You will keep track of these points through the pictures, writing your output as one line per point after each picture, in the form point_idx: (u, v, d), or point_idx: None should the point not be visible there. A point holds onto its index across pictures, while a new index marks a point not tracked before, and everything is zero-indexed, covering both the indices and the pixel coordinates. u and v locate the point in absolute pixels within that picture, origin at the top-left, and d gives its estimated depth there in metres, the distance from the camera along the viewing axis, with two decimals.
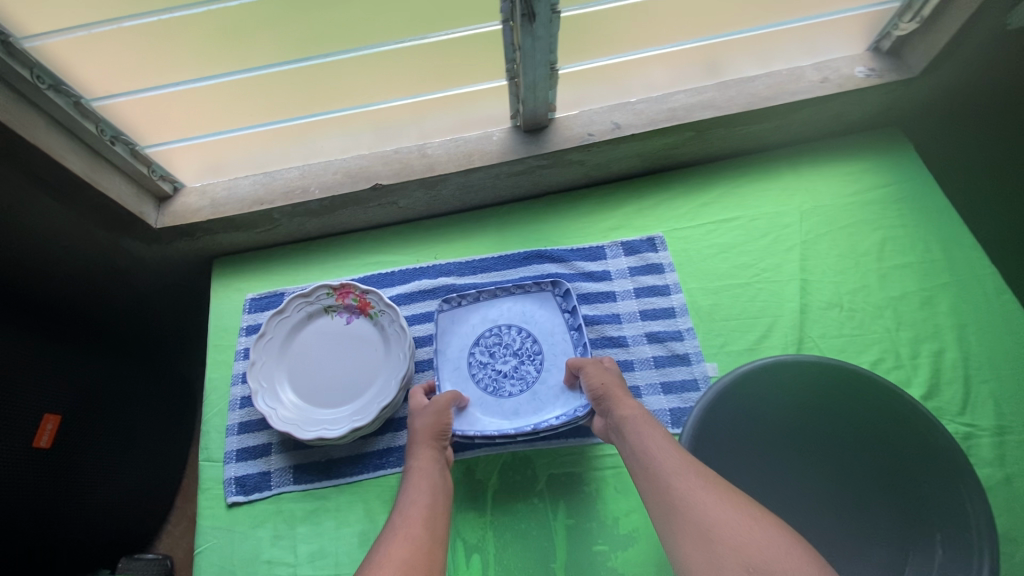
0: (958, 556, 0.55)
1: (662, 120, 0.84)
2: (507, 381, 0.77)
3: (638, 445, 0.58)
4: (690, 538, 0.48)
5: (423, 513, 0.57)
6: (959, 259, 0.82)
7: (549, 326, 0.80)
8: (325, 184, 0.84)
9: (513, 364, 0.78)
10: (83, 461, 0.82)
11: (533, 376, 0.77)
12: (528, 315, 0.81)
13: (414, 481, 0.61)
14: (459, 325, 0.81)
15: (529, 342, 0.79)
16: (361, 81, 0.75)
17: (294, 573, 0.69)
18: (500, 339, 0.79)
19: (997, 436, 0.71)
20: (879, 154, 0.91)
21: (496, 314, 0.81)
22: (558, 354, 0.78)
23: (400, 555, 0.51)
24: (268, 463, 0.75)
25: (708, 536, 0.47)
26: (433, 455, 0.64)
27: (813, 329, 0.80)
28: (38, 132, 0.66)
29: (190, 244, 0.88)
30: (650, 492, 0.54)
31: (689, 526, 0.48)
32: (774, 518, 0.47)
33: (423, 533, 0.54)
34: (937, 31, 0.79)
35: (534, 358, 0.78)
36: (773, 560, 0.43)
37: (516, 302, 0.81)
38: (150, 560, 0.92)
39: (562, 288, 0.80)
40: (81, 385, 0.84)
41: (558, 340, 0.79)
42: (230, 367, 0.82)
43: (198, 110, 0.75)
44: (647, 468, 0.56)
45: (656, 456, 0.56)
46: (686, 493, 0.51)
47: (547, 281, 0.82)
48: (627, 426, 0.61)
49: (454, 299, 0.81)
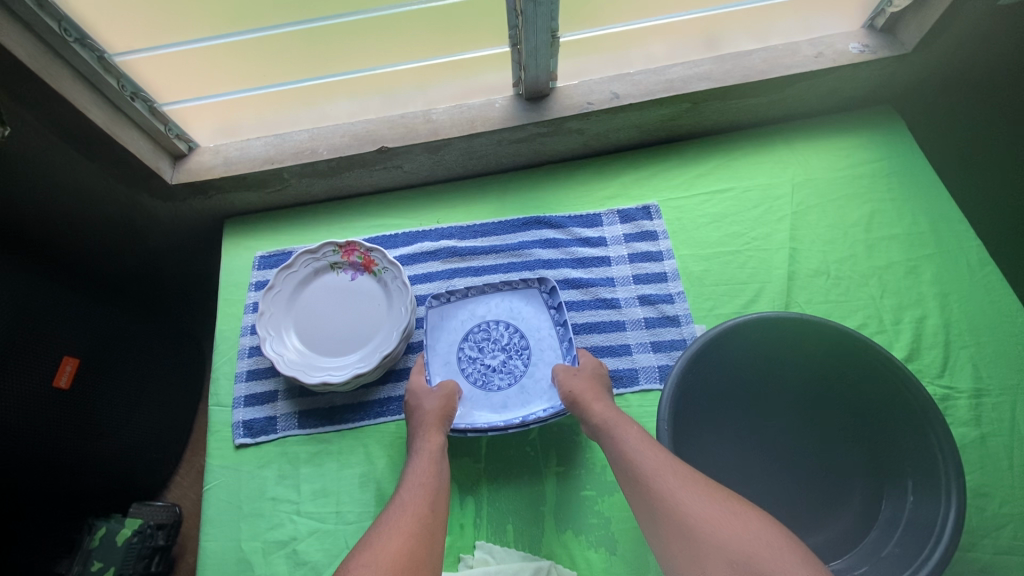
0: (925, 503, 0.59)
1: (660, 91, 0.87)
2: (495, 375, 0.77)
3: (618, 444, 0.60)
4: (674, 536, 0.50)
5: (425, 491, 0.60)
6: (945, 230, 0.83)
7: (536, 322, 0.81)
8: (333, 146, 0.88)
9: (501, 359, 0.78)
10: (99, 403, 0.87)
11: (520, 370, 0.78)
12: (515, 311, 0.81)
13: (420, 461, 0.64)
14: (447, 321, 0.81)
15: (517, 338, 0.80)
16: (369, 43, 0.78)
17: (297, 509, 0.73)
18: (489, 335, 0.80)
19: (974, 398, 0.72)
20: (870, 129, 0.93)
21: (483, 310, 0.81)
22: (544, 350, 0.79)
23: (407, 533, 0.54)
24: (274, 408, 0.79)
25: (692, 535, 0.49)
26: (442, 438, 0.67)
27: (799, 295, 0.82)
28: (65, 84, 0.71)
29: (204, 202, 0.92)
30: (631, 490, 0.56)
31: (673, 525, 0.51)
32: (761, 515, 0.50)
33: (428, 512, 0.57)
34: (929, 7, 0.81)
35: (521, 353, 0.79)
36: (757, 554, 0.46)
37: (503, 299, 0.82)
38: (161, 507, 0.98)
39: (548, 284, 0.80)
40: (99, 333, 0.89)
41: (544, 336, 0.80)
42: (239, 320, 0.86)
43: (214, 70, 0.79)
44: (626, 468, 0.57)
45: (634, 456, 0.58)
46: (669, 494, 0.52)
47: (533, 278, 0.82)
48: (603, 430, 0.64)
49: (443, 296, 0.81)
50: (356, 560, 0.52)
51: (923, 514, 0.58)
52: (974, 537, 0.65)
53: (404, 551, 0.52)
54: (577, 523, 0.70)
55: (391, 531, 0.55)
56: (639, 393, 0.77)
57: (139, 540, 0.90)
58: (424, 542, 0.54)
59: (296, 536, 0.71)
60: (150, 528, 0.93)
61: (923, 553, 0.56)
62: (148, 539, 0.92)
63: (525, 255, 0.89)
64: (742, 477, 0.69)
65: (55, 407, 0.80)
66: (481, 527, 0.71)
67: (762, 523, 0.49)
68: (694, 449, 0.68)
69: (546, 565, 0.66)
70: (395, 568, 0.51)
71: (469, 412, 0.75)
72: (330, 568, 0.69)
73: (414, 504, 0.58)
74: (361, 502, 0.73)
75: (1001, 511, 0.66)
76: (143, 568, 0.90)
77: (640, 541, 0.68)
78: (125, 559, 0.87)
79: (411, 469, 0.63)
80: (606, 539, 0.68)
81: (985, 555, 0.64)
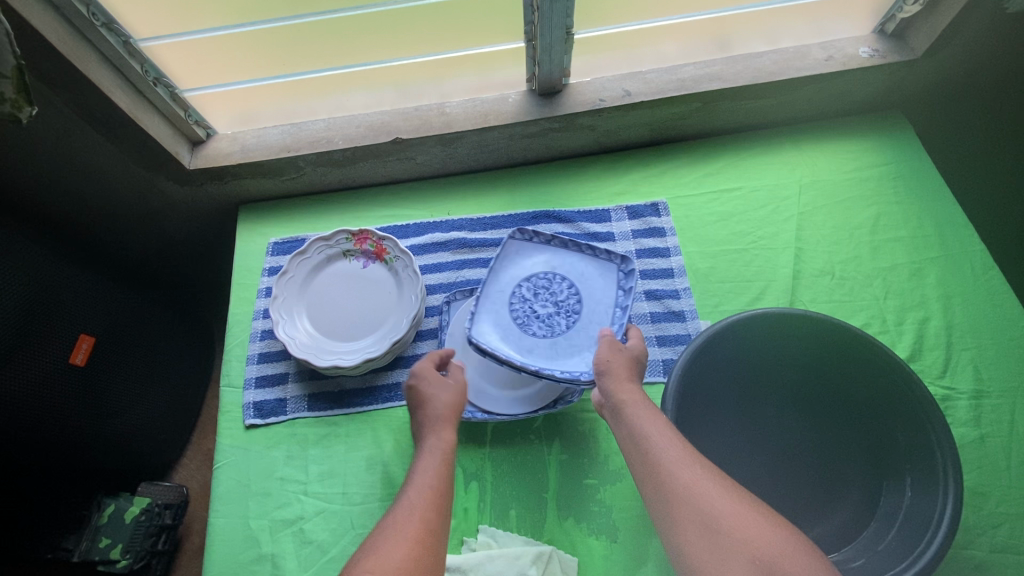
0: (922, 498, 0.60)
1: (672, 90, 0.88)
2: (537, 322, 0.75)
3: (637, 430, 0.60)
4: (692, 525, 0.50)
5: (433, 493, 0.59)
6: (949, 234, 0.84)
7: (599, 295, 0.77)
8: (348, 136, 0.89)
9: (550, 311, 0.76)
10: (112, 383, 0.89)
11: (562, 329, 0.75)
12: (585, 277, 0.77)
13: (430, 461, 0.63)
14: (520, 258, 0.79)
15: (574, 300, 0.77)
16: (385, 34, 0.80)
17: (305, 489, 0.74)
18: (550, 286, 0.77)
19: (974, 399, 0.73)
20: (878, 134, 0.94)
21: (558, 262, 0.79)
22: (592, 322, 0.75)
23: (413, 537, 0.54)
24: (284, 390, 0.81)
25: (714, 527, 0.49)
26: (452, 438, 0.66)
27: (804, 294, 0.83)
28: (90, 66, 0.72)
29: (220, 188, 0.94)
30: (647, 477, 0.56)
31: (692, 515, 0.51)
32: (769, 509, 0.51)
33: (435, 515, 0.57)
34: (939, 14, 0.82)
35: (570, 315, 0.76)
36: (775, 556, 0.46)
37: (581, 260, 0.78)
38: (170, 486, 0.96)
39: (629, 266, 0.76)
40: (114, 314, 0.90)
41: (600, 311, 0.76)
42: (252, 304, 0.87)
43: (234, 57, 0.80)
44: (646, 456, 0.57)
45: (657, 445, 0.57)
46: (688, 486, 0.53)
47: (619, 253, 0.78)
48: (626, 410, 0.63)
49: (533, 235, 0.79)
50: (364, 563, 0.52)
51: (919, 509, 0.60)
52: (970, 535, 0.66)
53: (412, 554, 0.52)
54: (579, 511, 0.71)
55: (396, 536, 0.54)
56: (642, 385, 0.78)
57: (147, 519, 0.92)
58: (430, 545, 0.54)
59: (303, 516, 0.73)
60: (157, 508, 0.95)
61: (918, 547, 0.57)
62: (155, 519, 0.93)
63: None
64: (744, 467, 0.70)
65: (70, 383, 0.81)
66: (485, 512, 0.72)
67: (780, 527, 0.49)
68: (699, 439, 0.69)
69: (547, 550, 0.67)
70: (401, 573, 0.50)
71: (495, 341, 0.73)
72: (335, 547, 0.70)
73: (423, 505, 0.57)
74: (367, 484, 0.74)
75: (998, 510, 0.67)
76: (151, 546, 0.92)
77: (641, 529, 0.69)
78: (132, 537, 0.91)
79: (419, 468, 0.63)
80: (607, 527, 0.70)
81: (980, 553, 0.65)
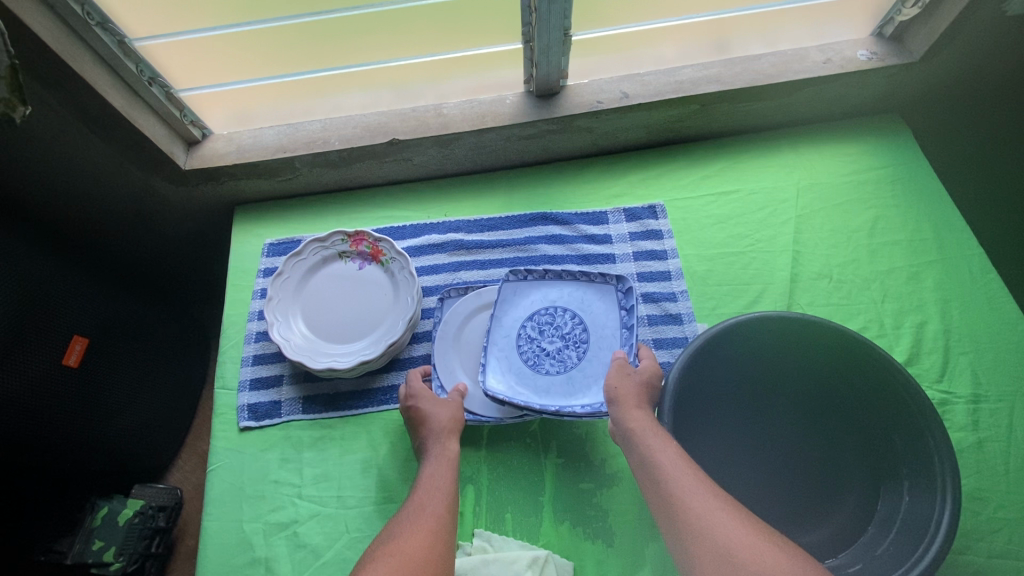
0: (920, 503, 0.60)
1: (670, 92, 0.88)
2: (548, 359, 0.77)
3: (649, 457, 0.59)
4: (705, 554, 0.49)
5: (443, 496, 0.61)
6: (948, 238, 0.84)
7: (603, 319, 0.78)
8: (345, 137, 0.89)
9: (557, 346, 0.78)
10: (105, 385, 0.88)
11: (573, 361, 0.77)
12: (586, 304, 0.79)
13: (437, 468, 0.65)
14: (518, 298, 0.80)
15: (579, 329, 0.78)
16: (382, 35, 0.79)
17: (299, 493, 0.74)
18: (553, 320, 0.79)
19: (973, 403, 0.73)
20: (876, 137, 0.94)
21: (555, 294, 0.80)
22: (602, 348, 0.77)
23: (427, 531, 0.56)
24: (279, 393, 0.80)
25: (730, 558, 0.48)
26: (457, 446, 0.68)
27: (801, 297, 0.83)
28: (85, 65, 0.72)
29: (215, 188, 0.94)
30: (662, 508, 0.55)
31: (707, 544, 0.50)
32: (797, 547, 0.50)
33: (446, 514, 0.59)
34: (937, 17, 0.82)
35: (579, 345, 0.78)
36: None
37: (578, 288, 0.80)
38: (163, 488, 0.98)
39: (626, 285, 0.77)
40: (108, 316, 0.90)
41: (608, 335, 0.77)
42: (247, 306, 0.87)
43: (229, 58, 0.80)
44: (659, 485, 0.56)
45: (669, 473, 0.56)
46: (705, 516, 0.52)
47: (613, 274, 0.79)
48: (636, 437, 0.61)
49: (521, 271, 0.80)
50: (382, 548, 0.55)
51: (917, 514, 0.59)
52: (968, 540, 0.66)
53: (425, 548, 0.55)
54: (575, 515, 0.71)
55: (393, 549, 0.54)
56: None
57: (141, 521, 0.92)
58: (437, 546, 0.55)
59: (297, 519, 0.72)
60: (151, 510, 0.94)
61: (915, 553, 0.57)
62: (149, 521, 0.93)
63: (531, 250, 0.89)
64: (741, 472, 0.70)
65: (64, 385, 0.81)
66: (480, 515, 0.72)
67: (796, 557, 0.48)
68: (696, 443, 0.68)
69: (543, 554, 0.66)
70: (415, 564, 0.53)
71: (512, 386, 0.75)
72: (330, 551, 0.70)
73: (434, 507, 0.60)
74: (362, 487, 0.74)
75: (996, 515, 0.66)
76: (144, 548, 0.91)
77: (637, 533, 0.69)
78: (126, 540, 0.90)
79: (427, 475, 0.65)
80: (604, 531, 0.69)
81: (979, 558, 0.64)
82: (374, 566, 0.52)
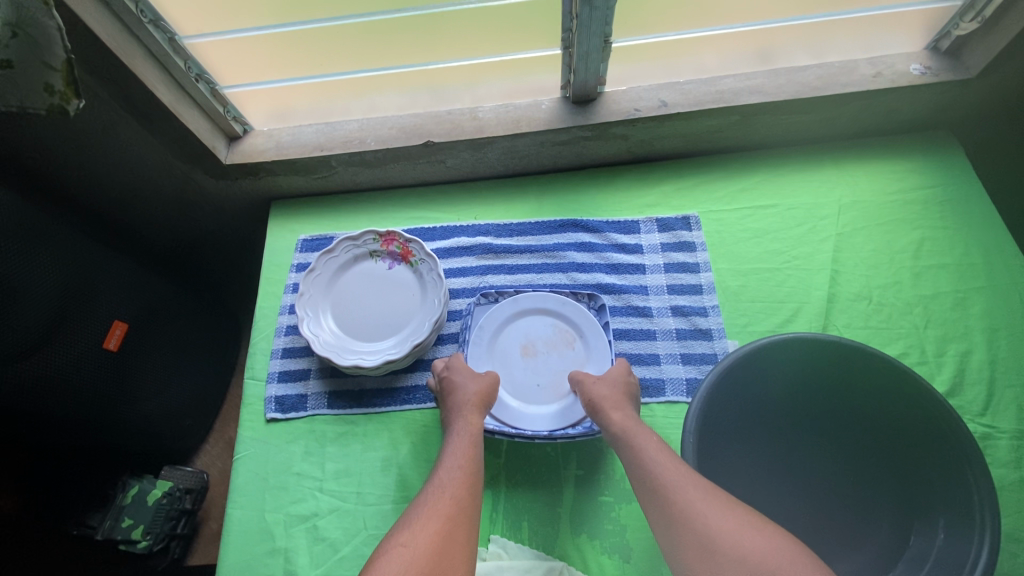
0: (957, 541, 0.57)
1: (709, 102, 0.86)
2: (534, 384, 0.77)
3: (638, 455, 0.61)
4: (691, 548, 0.50)
5: (463, 472, 0.60)
6: (997, 263, 0.80)
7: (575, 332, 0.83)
8: (380, 137, 0.90)
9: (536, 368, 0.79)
10: (144, 369, 0.91)
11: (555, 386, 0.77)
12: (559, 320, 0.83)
13: (459, 441, 0.65)
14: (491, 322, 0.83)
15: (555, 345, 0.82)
16: (421, 38, 0.80)
17: (320, 486, 0.75)
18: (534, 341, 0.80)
19: (1017, 439, 0.69)
20: (923, 155, 0.91)
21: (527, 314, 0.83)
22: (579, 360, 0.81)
23: (445, 514, 0.55)
24: (306, 386, 0.82)
25: (710, 548, 0.49)
26: (481, 421, 0.68)
27: (838, 318, 0.80)
28: (137, 62, 0.74)
29: (254, 183, 0.96)
30: (650, 501, 0.56)
31: (693, 532, 0.51)
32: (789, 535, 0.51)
33: (466, 493, 0.58)
34: (998, 33, 0.78)
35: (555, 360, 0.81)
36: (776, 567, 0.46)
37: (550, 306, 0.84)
38: (190, 472, 1.02)
39: (598, 302, 0.81)
40: (148, 304, 0.93)
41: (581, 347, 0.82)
42: (279, 299, 0.89)
43: (271, 57, 0.82)
44: (654, 479, 0.57)
45: (652, 467, 0.58)
46: (688, 505, 0.53)
47: (584, 293, 0.83)
48: (622, 439, 0.64)
49: (491, 296, 0.83)
50: (417, 512, 0.56)
51: (953, 553, 0.57)
52: None
53: (453, 515, 0.56)
54: (593, 528, 0.70)
55: (427, 512, 0.56)
56: (665, 404, 0.76)
57: (168, 502, 0.95)
58: (465, 516, 0.56)
59: (317, 512, 0.73)
60: (178, 492, 0.97)
61: None
62: (176, 502, 0.96)
63: (559, 258, 0.89)
64: (768, 495, 0.68)
65: (102, 370, 0.84)
66: (497, 522, 0.72)
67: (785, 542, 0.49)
68: (723, 465, 0.67)
69: (559, 565, 0.66)
70: (436, 547, 0.52)
71: (505, 414, 0.74)
72: (347, 546, 0.70)
73: (454, 485, 0.59)
74: (381, 485, 0.75)
75: None
76: (170, 529, 0.95)
77: (654, 550, 0.68)
78: (153, 519, 0.93)
79: (450, 450, 0.64)
80: (621, 547, 0.68)
81: None
82: (392, 551, 0.52)
